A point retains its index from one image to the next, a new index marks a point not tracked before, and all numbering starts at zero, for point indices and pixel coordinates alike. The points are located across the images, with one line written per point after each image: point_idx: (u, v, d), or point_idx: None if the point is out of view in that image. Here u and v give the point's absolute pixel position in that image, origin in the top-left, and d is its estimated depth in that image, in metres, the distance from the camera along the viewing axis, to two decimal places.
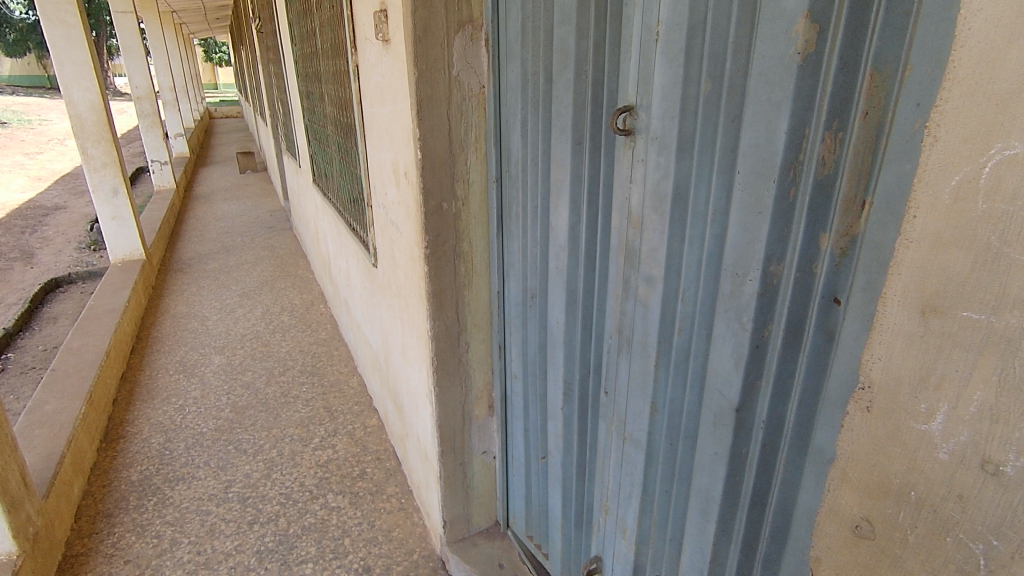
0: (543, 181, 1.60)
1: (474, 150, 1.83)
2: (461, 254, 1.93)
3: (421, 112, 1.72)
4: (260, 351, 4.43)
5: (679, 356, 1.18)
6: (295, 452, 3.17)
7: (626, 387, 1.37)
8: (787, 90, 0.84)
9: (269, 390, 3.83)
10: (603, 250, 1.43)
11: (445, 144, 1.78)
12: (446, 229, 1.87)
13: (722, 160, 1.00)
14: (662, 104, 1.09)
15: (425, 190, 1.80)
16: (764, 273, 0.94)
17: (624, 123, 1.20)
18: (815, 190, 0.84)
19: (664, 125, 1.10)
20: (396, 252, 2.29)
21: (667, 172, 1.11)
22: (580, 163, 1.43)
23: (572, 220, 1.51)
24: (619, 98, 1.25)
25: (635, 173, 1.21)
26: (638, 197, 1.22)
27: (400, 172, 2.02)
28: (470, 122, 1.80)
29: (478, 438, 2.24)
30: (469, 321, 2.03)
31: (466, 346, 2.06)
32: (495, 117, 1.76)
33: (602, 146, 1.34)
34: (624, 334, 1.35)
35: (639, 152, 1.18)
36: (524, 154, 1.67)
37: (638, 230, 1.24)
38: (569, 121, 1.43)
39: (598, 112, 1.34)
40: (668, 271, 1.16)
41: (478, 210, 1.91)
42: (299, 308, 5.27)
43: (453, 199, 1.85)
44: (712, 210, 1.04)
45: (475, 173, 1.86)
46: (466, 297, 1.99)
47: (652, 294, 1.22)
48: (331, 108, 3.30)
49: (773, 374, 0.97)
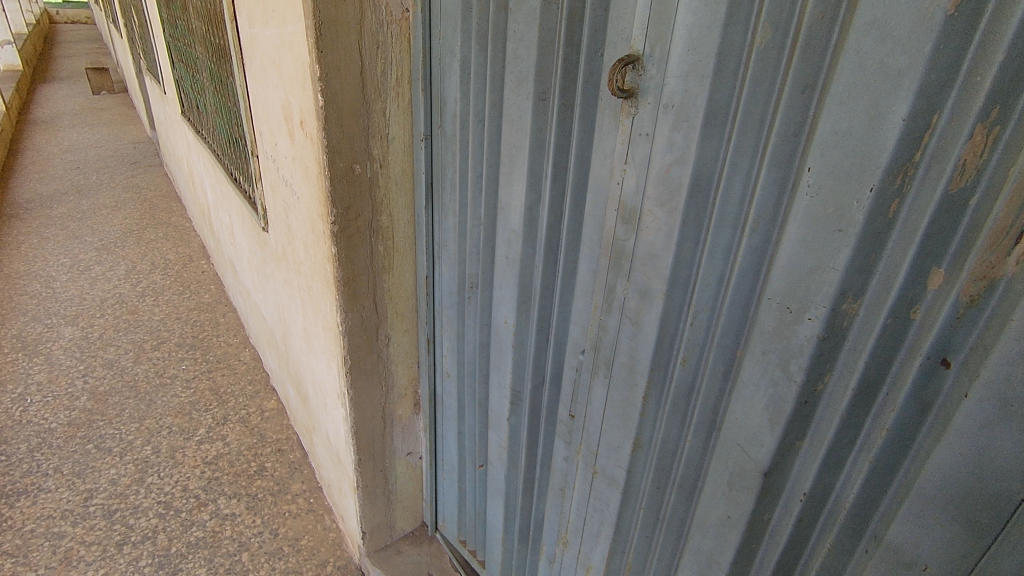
0: (489, 146, 1.25)
1: (394, 96, 1.40)
2: (379, 230, 1.54)
3: (319, 41, 1.27)
4: (125, 320, 3.72)
5: (679, 392, 0.94)
6: (175, 448, 2.67)
7: (600, 415, 1.11)
8: (918, 53, 0.55)
9: (138, 369, 3.23)
10: (572, 241, 1.13)
11: (355, 87, 1.35)
12: (359, 199, 1.46)
13: (777, 147, 0.71)
14: (687, 58, 0.77)
15: (329, 148, 1.37)
16: (832, 312, 0.68)
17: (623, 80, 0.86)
18: (940, 207, 0.58)
19: (686, 89, 0.78)
20: (292, 220, 1.83)
21: (684, 154, 0.81)
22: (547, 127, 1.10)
23: (530, 199, 1.18)
24: (613, 41, 0.92)
25: (629, 153, 0.90)
26: (633, 185, 0.91)
27: (293, 119, 1.55)
28: (388, 58, 1.36)
29: (401, 440, 1.92)
30: (389, 311, 1.67)
31: (385, 340, 1.70)
32: (423, 53, 1.34)
33: (578, 105, 1.01)
34: (600, 352, 1.07)
35: (642, 122, 0.86)
36: (464, 107, 1.28)
37: (629, 227, 0.93)
38: (534, 69, 1.08)
39: (573, 58, 0.99)
40: (672, 284, 0.89)
41: (401, 174, 1.50)
42: (174, 265, 4.50)
43: (367, 160, 1.43)
44: (751, 213, 0.75)
45: (395, 127, 1.44)
46: (386, 282, 1.62)
47: (647, 312, 0.94)
48: (198, 25, 2.61)
49: (825, 440, 0.74)
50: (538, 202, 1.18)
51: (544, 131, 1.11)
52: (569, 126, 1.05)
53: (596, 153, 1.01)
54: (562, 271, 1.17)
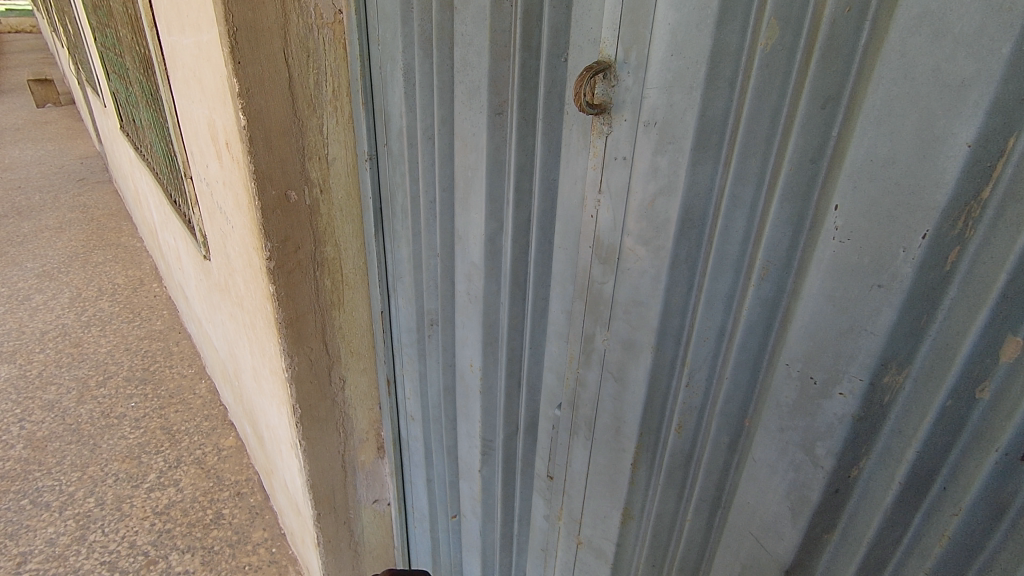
0: (441, 167, 1.08)
1: (332, 111, 1.22)
2: (324, 263, 1.35)
3: (235, 51, 1.08)
4: (69, 354, 3.44)
5: (675, 462, 0.78)
6: (121, 499, 2.44)
7: (583, 479, 0.95)
8: (991, 55, 0.40)
9: (82, 410, 2.97)
10: (541, 277, 0.97)
11: (284, 103, 1.17)
12: (297, 230, 1.28)
13: (791, 177, 0.55)
14: (671, 63, 0.61)
15: (257, 174, 1.18)
16: (871, 388, 0.53)
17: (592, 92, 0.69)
18: (1020, 262, 0.43)
19: (672, 103, 0.62)
20: (230, 250, 1.64)
21: (671, 183, 0.65)
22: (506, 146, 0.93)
23: (491, 229, 1.02)
24: (581, 43, 0.76)
25: (603, 180, 0.74)
26: (609, 218, 0.75)
27: (219, 139, 1.36)
28: (320, 67, 1.17)
29: (365, 487, 1.74)
30: (343, 350, 1.48)
31: (340, 382, 1.52)
32: (361, 60, 1.15)
33: (541, 120, 0.85)
34: (579, 408, 0.91)
35: (617, 142, 0.70)
36: (411, 123, 1.11)
37: (606, 268, 0.77)
38: (486, 77, 0.91)
39: (532, 63, 0.83)
40: (662, 337, 0.73)
41: (346, 199, 1.32)
42: (124, 290, 4.22)
43: (304, 186, 1.25)
44: (759, 257, 0.60)
45: (335, 146, 1.26)
46: (336, 319, 1.43)
47: (633, 368, 0.79)
48: (124, 33, 2.38)
49: (864, 538, 0.59)
50: (500, 232, 1.02)
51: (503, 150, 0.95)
52: (531, 144, 0.89)
53: (564, 177, 0.85)
54: (530, 311, 1.02)
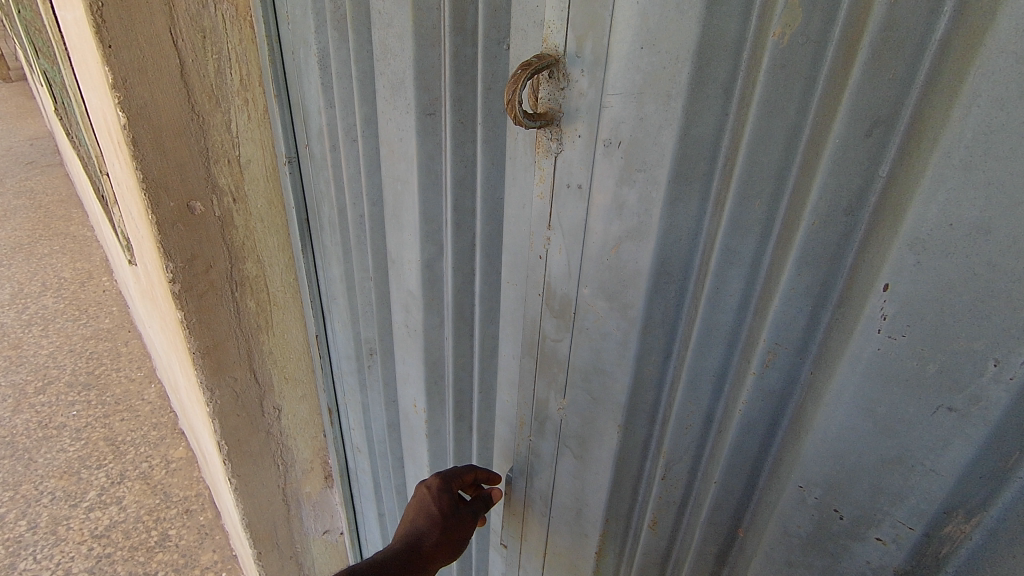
0: (369, 175, 0.88)
1: (241, 103, 1.01)
2: (245, 281, 1.15)
3: (102, 30, 0.86)
4: (5, 357, 3.17)
5: (652, 561, 0.63)
6: (57, 520, 2.22)
7: (541, 558, 0.79)
8: None
9: (17, 420, 2.72)
10: (489, 315, 0.78)
11: (177, 94, 0.95)
12: (208, 246, 1.08)
13: (813, 233, 0.38)
14: (639, 61, 0.43)
15: (151, 182, 0.98)
16: (926, 541, 0.37)
17: (536, 97, 0.51)
18: None
19: (645, 116, 0.44)
20: (147, 261, 1.42)
21: (644, 226, 0.48)
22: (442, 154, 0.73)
23: (427, 254, 0.81)
24: (526, 27, 0.56)
25: (553, 213, 0.55)
26: (561, 262, 0.56)
27: (113, 136, 1.14)
28: (221, 51, 0.96)
29: (312, 520, 1.55)
30: (276, 378, 1.29)
31: (275, 412, 1.33)
32: (269, 43, 0.94)
33: (480, 125, 0.65)
34: (533, 481, 0.74)
35: (571, 164, 0.51)
36: (332, 120, 0.90)
37: (560, 325, 0.59)
38: (412, 67, 0.69)
39: (467, 50, 0.63)
40: (632, 415, 0.57)
41: (266, 208, 1.11)
42: (70, 285, 3.93)
43: (213, 195, 1.04)
44: (762, 337, 0.43)
45: (248, 145, 1.04)
46: (265, 344, 1.24)
47: (596, 448, 0.62)
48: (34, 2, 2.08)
49: None
50: (438, 258, 0.81)
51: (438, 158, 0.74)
52: (469, 154, 0.68)
53: (510, 199, 0.66)
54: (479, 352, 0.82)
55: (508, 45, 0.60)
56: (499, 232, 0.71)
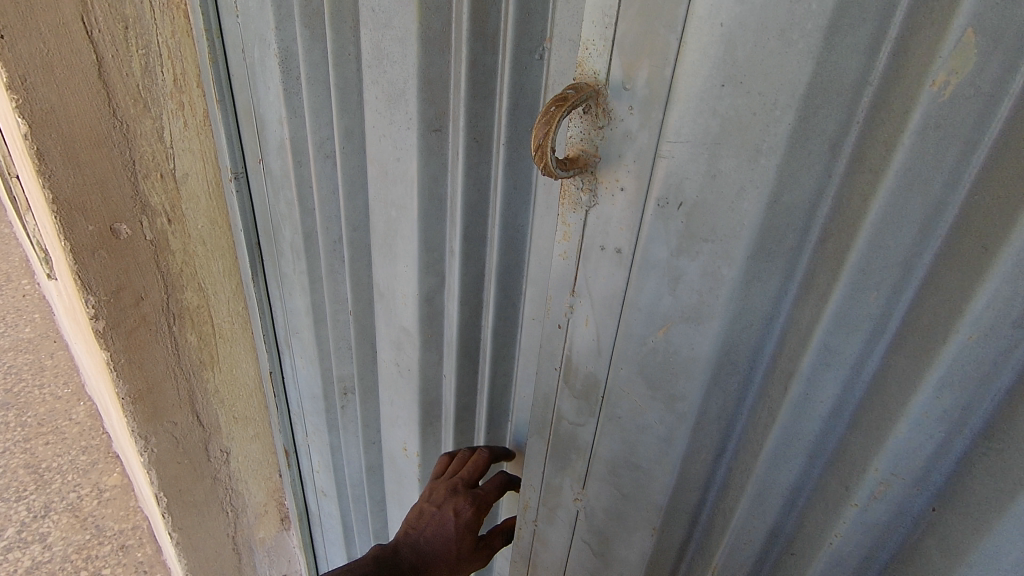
0: (350, 195, 0.69)
1: (174, 108, 0.83)
2: (185, 313, 0.99)
3: None
4: None
5: None
6: None
7: None
8: None
9: None
10: (502, 353, 0.66)
11: (92, 97, 0.78)
12: (138, 275, 0.92)
13: (968, 348, 0.28)
14: (715, 104, 0.32)
15: (64, 204, 0.81)
16: None
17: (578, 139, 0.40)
18: None
19: (717, 174, 0.34)
20: (65, 281, 1.22)
21: (704, 307, 0.38)
22: (450, 177, 0.58)
23: (426, 286, 0.64)
24: (576, 38, 0.46)
25: (581, 277, 0.44)
26: (589, 336, 0.46)
27: (13, 137, 0.94)
28: (149, 44, 0.78)
29: (267, 565, 1.40)
30: (224, 418, 1.14)
31: (224, 455, 1.18)
32: (207, 38, 0.77)
33: (503, 145, 0.53)
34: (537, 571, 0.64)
35: (610, 223, 0.41)
36: (298, 130, 0.71)
37: (585, 408, 0.49)
38: (416, 75, 0.53)
39: (487, 60, 0.51)
40: (673, 516, 0.47)
41: (209, 230, 0.94)
42: None
43: (143, 215, 0.88)
44: (872, 466, 0.33)
45: (185, 157, 0.87)
46: (211, 383, 1.08)
47: (624, 551, 0.51)
48: None
49: None
50: (440, 290, 0.65)
51: (444, 179, 0.58)
52: (484, 176, 0.56)
53: (538, 230, 0.56)
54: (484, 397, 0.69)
55: (544, 56, 0.49)
56: (517, 263, 0.59)
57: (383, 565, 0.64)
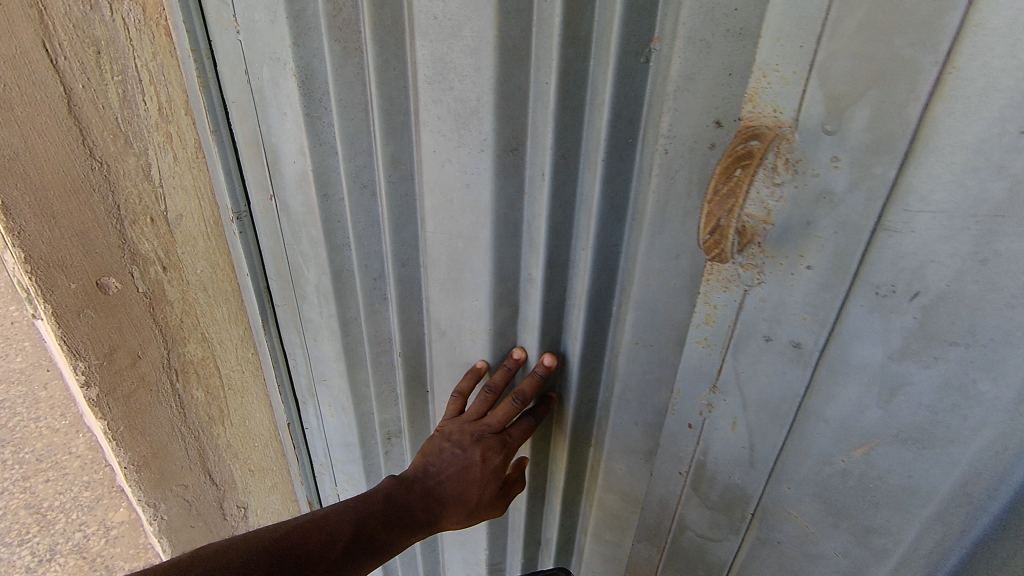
0: (397, 228, 0.54)
1: (161, 141, 0.67)
2: (188, 370, 0.85)
3: None
4: None
5: None
6: None
7: None
8: None
9: None
10: (580, 422, 0.52)
11: (63, 137, 0.62)
12: (131, 334, 0.78)
13: None
14: (1005, 157, 0.21)
15: (33, 265, 0.67)
16: None
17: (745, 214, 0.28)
18: None
19: (975, 259, 0.23)
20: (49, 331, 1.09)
21: (931, 429, 0.27)
22: (530, 202, 0.44)
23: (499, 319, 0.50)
24: (710, 35, 0.33)
25: (728, 370, 0.34)
26: (728, 441, 0.36)
27: None
28: (125, 70, 0.62)
29: None
30: (239, 476, 1.01)
31: (241, 513, 1.04)
32: (194, 60, 0.59)
33: (598, 160, 0.40)
34: None
35: (778, 308, 0.30)
36: (324, 161, 0.54)
37: (722, 517, 0.39)
38: (491, 89, 0.39)
39: (581, 67, 0.38)
40: None
41: (209, 276, 0.77)
42: None
43: (132, 267, 0.73)
44: None
45: (177, 197, 0.71)
46: (222, 440, 0.95)
47: None
48: None
49: None
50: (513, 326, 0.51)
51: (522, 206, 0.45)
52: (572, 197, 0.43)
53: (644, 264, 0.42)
54: (557, 470, 0.57)
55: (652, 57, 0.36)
56: (611, 287, 0.45)
57: (393, 506, 0.50)
